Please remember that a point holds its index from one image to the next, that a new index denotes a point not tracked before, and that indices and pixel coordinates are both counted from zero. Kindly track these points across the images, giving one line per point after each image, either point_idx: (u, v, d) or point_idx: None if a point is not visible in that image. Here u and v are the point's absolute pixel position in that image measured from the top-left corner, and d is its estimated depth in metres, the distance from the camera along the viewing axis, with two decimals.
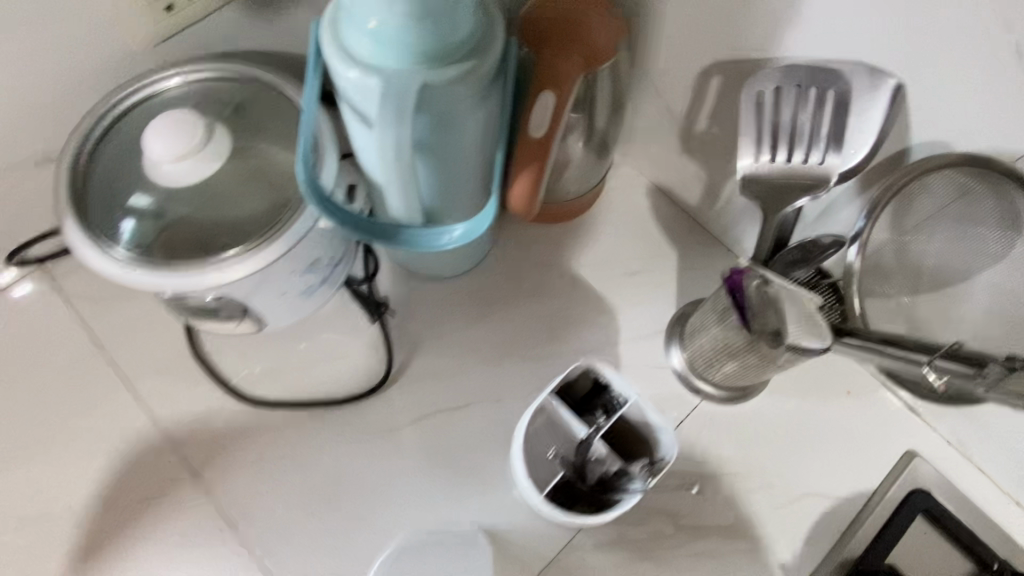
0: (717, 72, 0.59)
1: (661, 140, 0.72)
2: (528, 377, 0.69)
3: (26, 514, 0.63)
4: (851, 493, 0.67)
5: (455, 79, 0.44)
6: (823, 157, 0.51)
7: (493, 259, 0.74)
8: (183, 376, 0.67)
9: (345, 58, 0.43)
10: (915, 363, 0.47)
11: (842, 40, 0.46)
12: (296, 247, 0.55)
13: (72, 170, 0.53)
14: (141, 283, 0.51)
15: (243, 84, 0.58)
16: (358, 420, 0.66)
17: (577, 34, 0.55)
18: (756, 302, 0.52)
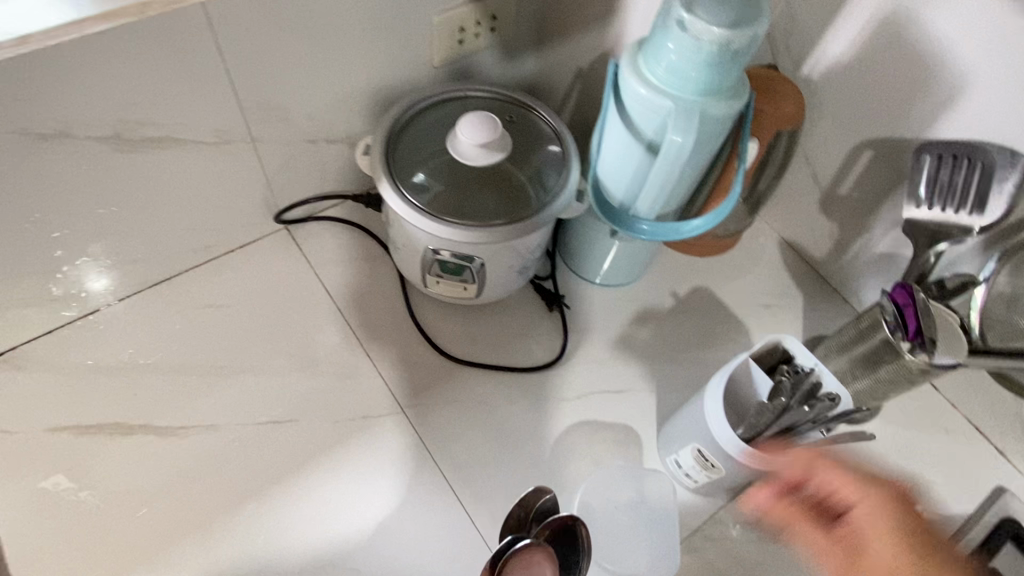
0: (870, 147, 0.76)
1: (800, 202, 0.88)
2: (679, 375, 0.82)
3: (251, 422, 0.73)
4: (950, 514, 0.77)
5: (724, 110, 0.59)
6: (969, 211, 0.66)
7: (649, 280, 0.88)
8: (398, 330, 0.80)
9: (643, 83, 0.60)
10: None
11: (994, 129, 0.64)
12: (539, 229, 0.71)
13: (385, 141, 0.71)
14: (431, 230, 0.67)
15: (506, 104, 0.78)
16: (537, 388, 0.78)
17: (773, 100, 0.72)
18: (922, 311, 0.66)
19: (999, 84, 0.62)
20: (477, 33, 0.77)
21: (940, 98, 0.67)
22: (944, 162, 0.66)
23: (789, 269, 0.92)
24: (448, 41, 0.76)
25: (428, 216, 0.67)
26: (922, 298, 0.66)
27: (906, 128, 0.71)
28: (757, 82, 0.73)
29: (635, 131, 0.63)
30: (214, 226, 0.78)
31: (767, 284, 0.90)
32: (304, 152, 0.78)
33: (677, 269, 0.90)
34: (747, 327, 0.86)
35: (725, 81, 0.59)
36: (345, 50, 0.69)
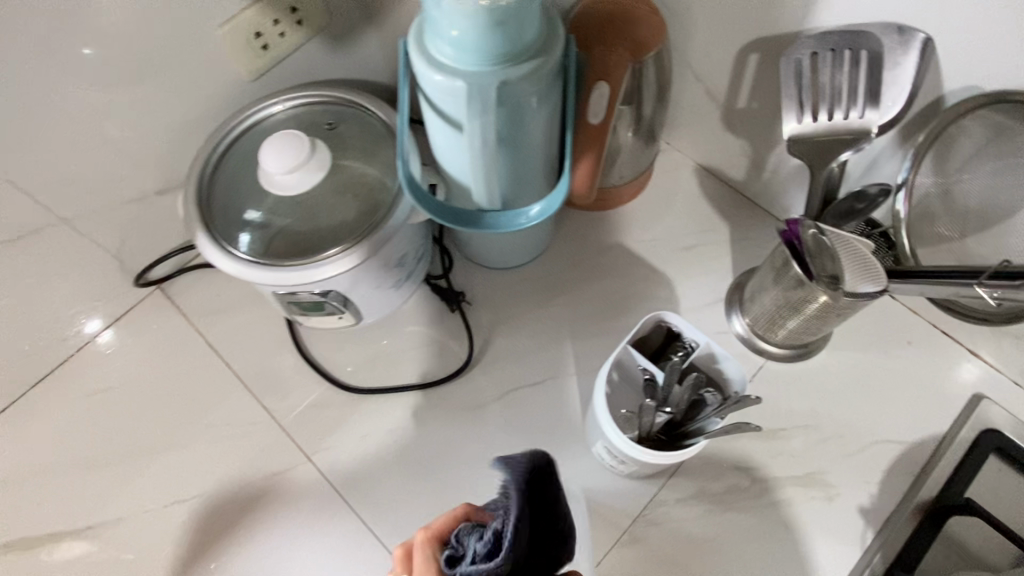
0: (754, 50, 0.65)
1: (704, 122, 0.77)
2: (599, 350, 0.75)
3: (157, 505, 0.70)
4: (923, 439, 0.69)
5: (525, 75, 0.50)
6: (861, 111, 0.54)
7: (554, 249, 0.80)
8: (291, 371, 0.75)
9: (429, 66, 0.51)
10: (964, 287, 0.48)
11: (873, 5, 0.52)
12: (390, 241, 0.64)
13: (197, 189, 0.63)
14: (264, 280, 0.61)
15: (332, 105, 0.68)
16: (447, 401, 0.72)
17: (623, 29, 0.61)
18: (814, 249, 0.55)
19: None
20: (280, 32, 0.67)
21: None
22: (823, 59, 0.55)
23: (711, 197, 0.82)
24: (247, 49, 0.66)
25: (263, 266, 0.61)
26: (812, 234, 0.55)
27: (781, 19, 0.59)
28: (602, 16, 0.62)
29: (443, 119, 0.54)
30: (74, 310, 0.74)
31: (687, 222, 0.81)
32: (139, 210, 0.72)
33: (584, 230, 0.81)
34: (670, 278, 0.78)
35: (518, 39, 0.49)
36: (128, 97, 0.62)
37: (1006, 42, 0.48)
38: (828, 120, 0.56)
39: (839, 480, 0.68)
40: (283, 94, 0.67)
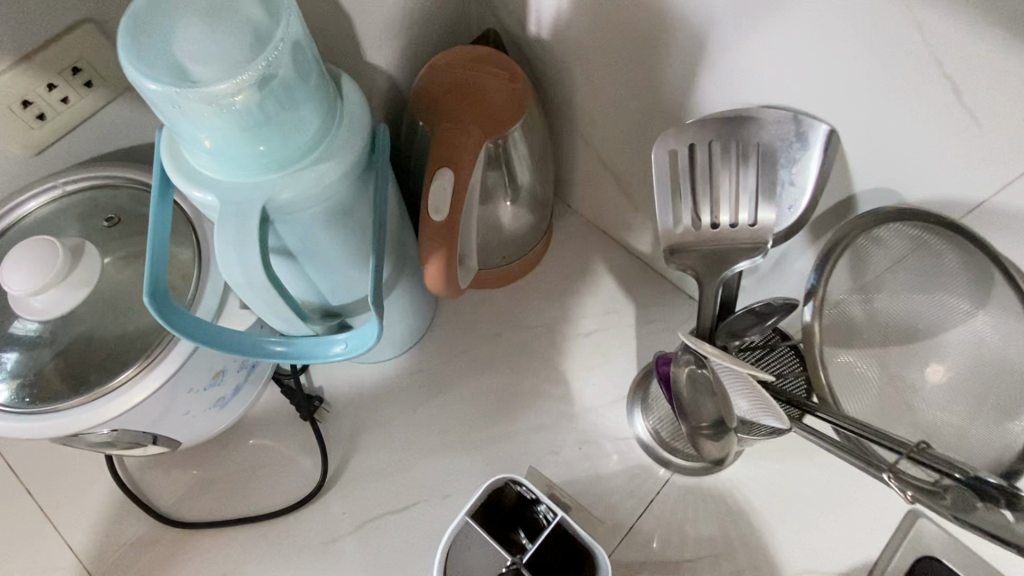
0: (641, 119, 0.54)
1: (601, 189, 0.66)
2: (480, 462, 0.63)
3: None
4: (853, 569, 0.59)
5: (309, 183, 0.38)
6: (753, 216, 0.45)
7: (433, 337, 0.68)
8: (106, 500, 0.62)
9: (182, 177, 0.38)
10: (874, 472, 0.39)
11: (762, 87, 0.41)
12: (191, 364, 0.51)
13: None
14: (24, 429, 0.48)
15: (116, 188, 0.55)
16: (294, 533, 0.60)
17: (475, 103, 0.51)
18: (688, 394, 0.46)
19: (745, 10, 0.39)
20: (62, 98, 0.52)
21: (688, 48, 0.44)
22: (706, 152, 0.45)
23: (615, 272, 0.71)
24: (17, 122, 0.51)
25: (25, 413, 0.49)
26: (689, 373, 0.46)
27: (667, 91, 0.49)
28: (451, 86, 0.51)
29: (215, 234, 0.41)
30: None
31: (586, 301, 0.70)
32: None
33: (469, 312, 0.70)
34: (566, 370, 0.67)
35: (296, 136, 0.37)
36: None
37: (920, 146, 0.37)
38: (717, 225, 0.46)
39: None
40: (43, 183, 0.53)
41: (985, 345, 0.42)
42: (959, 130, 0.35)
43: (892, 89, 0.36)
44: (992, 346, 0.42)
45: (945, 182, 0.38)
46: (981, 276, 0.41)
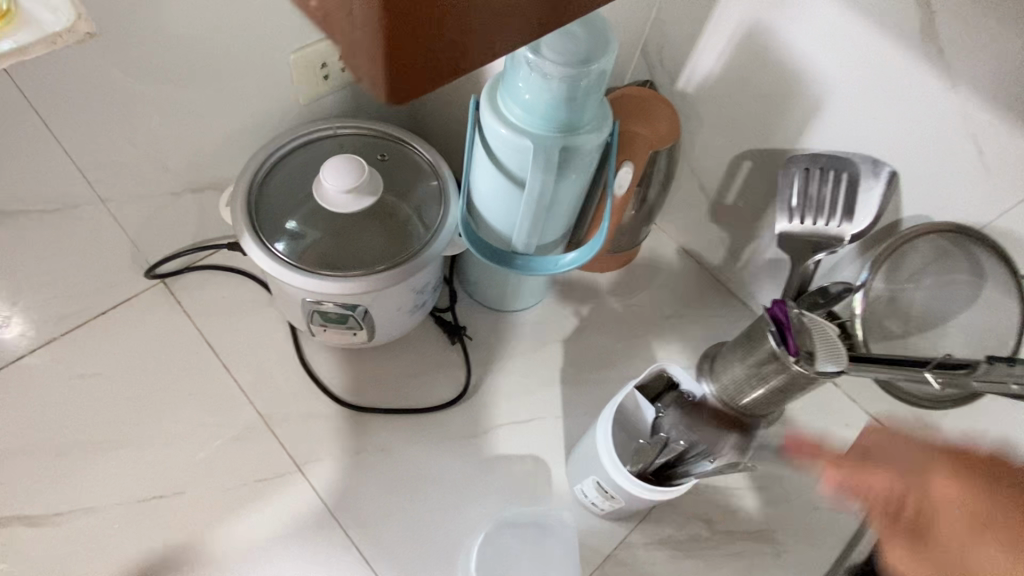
0: (748, 157, 0.76)
1: (693, 210, 0.87)
2: (585, 397, 0.81)
3: (131, 498, 0.69)
4: (855, 510, 0.78)
5: (583, 143, 0.59)
6: (839, 222, 0.68)
7: (550, 301, 0.87)
8: (290, 381, 0.77)
9: (500, 122, 0.58)
10: (916, 370, 0.59)
11: (856, 139, 0.65)
12: (421, 271, 0.68)
13: (248, 190, 0.67)
14: (297, 282, 0.64)
15: (376, 138, 0.74)
16: (441, 426, 0.77)
17: (649, 117, 0.70)
18: (795, 326, 0.65)
19: (856, 90, 0.62)
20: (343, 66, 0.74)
21: (806, 110, 0.67)
22: (813, 175, 0.68)
23: (690, 277, 0.91)
24: (312, 78, 0.73)
25: (299, 270, 0.64)
26: (796, 314, 0.66)
27: (778, 139, 0.72)
28: (630, 104, 0.70)
29: (500, 166, 0.61)
30: (82, 291, 0.74)
31: (669, 293, 0.89)
32: (170, 206, 0.74)
33: (578, 286, 0.89)
34: (649, 342, 0.86)
35: (581, 113, 0.57)
36: (190, 95, 0.65)
37: (954, 185, 0.61)
38: (812, 225, 0.69)
39: (784, 539, 0.76)
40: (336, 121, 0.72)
41: (974, 327, 0.65)
42: (978, 174, 0.59)
43: (942, 149, 0.60)
44: (978, 327, 0.65)
45: (967, 208, 0.61)
46: (980, 272, 0.63)
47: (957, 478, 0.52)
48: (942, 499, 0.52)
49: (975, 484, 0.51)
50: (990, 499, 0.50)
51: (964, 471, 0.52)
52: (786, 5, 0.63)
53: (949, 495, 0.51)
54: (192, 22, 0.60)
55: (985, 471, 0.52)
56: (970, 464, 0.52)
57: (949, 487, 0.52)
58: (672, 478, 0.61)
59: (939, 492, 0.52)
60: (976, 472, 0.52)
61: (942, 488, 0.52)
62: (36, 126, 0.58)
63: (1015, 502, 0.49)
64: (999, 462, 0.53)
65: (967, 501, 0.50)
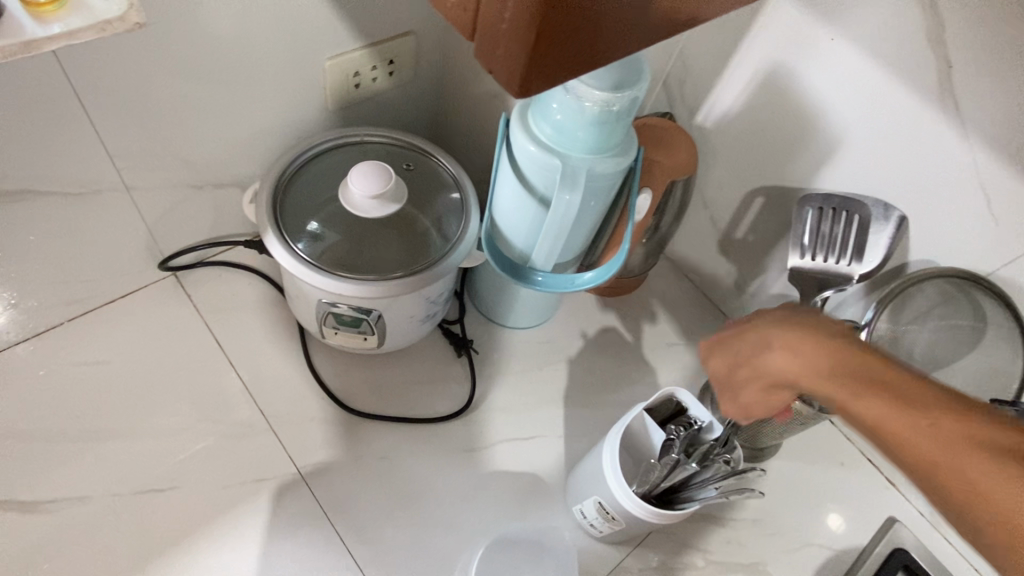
0: (760, 194, 0.78)
1: (701, 242, 0.88)
2: (586, 418, 0.81)
3: (126, 490, 0.68)
4: (847, 549, 0.79)
5: (610, 166, 0.60)
6: (848, 261, 0.69)
7: (556, 321, 0.88)
8: (294, 383, 0.77)
9: (531, 140, 0.60)
10: None
11: (867, 183, 0.67)
12: (437, 281, 0.69)
13: (274, 188, 0.68)
14: (316, 281, 0.65)
15: (401, 149, 0.76)
16: (443, 438, 0.76)
17: (670, 148, 0.71)
18: None
19: (871, 136, 0.65)
20: (374, 77, 0.76)
21: (820, 152, 0.69)
22: (826, 214, 0.69)
23: (693, 307, 0.92)
24: (343, 85, 0.75)
25: (318, 269, 0.65)
26: None
27: (791, 179, 0.74)
28: (651, 133, 0.72)
29: (526, 183, 0.63)
30: (93, 278, 0.74)
31: (673, 322, 0.90)
32: (190, 200, 0.75)
33: (584, 308, 0.90)
34: (651, 368, 0.86)
35: (609, 137, 0.59)
36: (225, 93, 0.66)
37: (961, 233, 0.63)
38: (823, 263, 0.70)
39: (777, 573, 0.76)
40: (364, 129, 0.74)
41: (974, 371, 0.67)
42: (985, 223, 0.61)
43: (952, 198, 0.62)
44: (978, 371, 0.67)
45: (970, 258, 0.64)
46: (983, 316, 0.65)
47: (738, 328, 0.55)
48: (727, 342, 0.55)
49: (773, 326, 0.51)
50: (802, 352, 0.49)
51: (765, 321, 0.53)
52: (807, 51, 0.65)
53: (756, 333, 0.52)
54: (232, 22, 0.61)
55: (788, 316, 0.52)
56: (800, 321, 0.51)
57: (732, 335, 0.55)
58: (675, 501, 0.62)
59: (748, 340, 0.53)
60: (775, 314, 0.53)
61: (733, 336, 0.54)
62: (74, 109, 0.59)
63: (820, 356, 0.48)
64: (833, 326, 0.50)
65: (781, 358, 0.50)
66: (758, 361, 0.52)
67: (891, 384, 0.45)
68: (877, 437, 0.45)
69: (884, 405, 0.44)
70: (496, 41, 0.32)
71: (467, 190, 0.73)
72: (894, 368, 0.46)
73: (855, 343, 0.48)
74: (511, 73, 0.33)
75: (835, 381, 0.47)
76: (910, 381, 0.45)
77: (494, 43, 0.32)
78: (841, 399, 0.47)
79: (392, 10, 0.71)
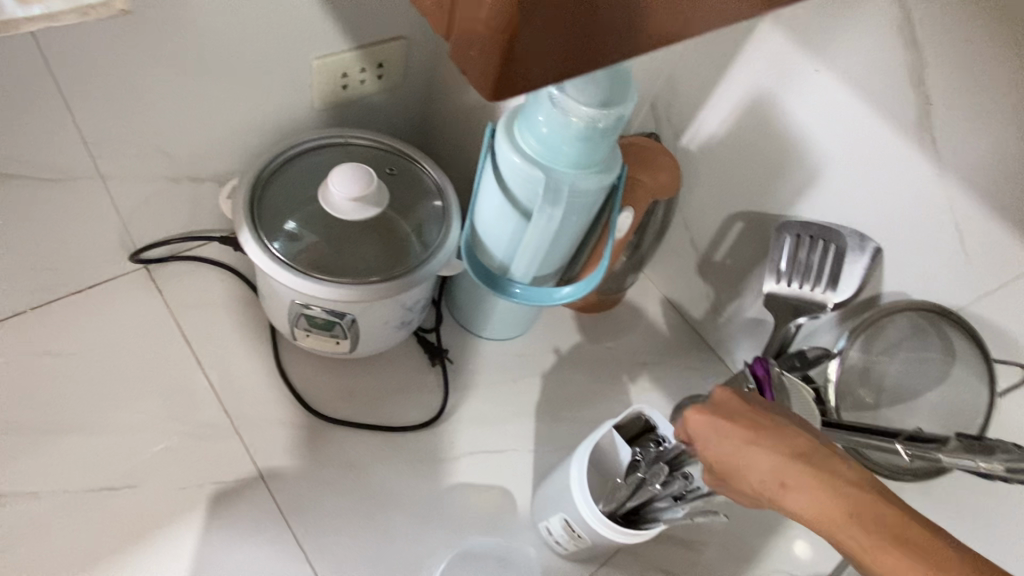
0: (740, 219, 0.78)
1: (680, 263, 0.89)
2: (557, 433, 0.80)
3: (79, 487, 0.65)
4: None
5: (593, 183, 0.60)
6: (823, 289, 0.70)
7: (532, 334, 0.87)
8: (262, 384, 0.75)
9: (516, 151, 0.60)
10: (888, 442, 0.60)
11: (844, 213, 0.68)
12: (414, 288, 0.68)
13: (253, 185, 0.67)
14: (290, 282, 0.64)
15: (384, 153, 0.75)
16: (411, 447, 0.75)
17: (653, 168, 0.71)
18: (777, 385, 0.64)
19: (851, 167, 0.66)
20: (362, 79, 0.76)
21: (800, 180, 0.70)
22: (803, 242, 0.70)
23: (670, 328, 0.92)
24: (329, 86, 0.74)
25: (293, 270, 0.64)
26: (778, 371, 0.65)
27: (771, 205, 0.74)
28: (635, 152, 0.72)
29: (508, 193, 0.63)
30: (59, 266, 0.72)
31: (649, 341, 0.90)
32: (165, 192, 0.73)
33: (561, 323, 0.89)
34: (625, 386, 0.86)
35: (594, 154, 0.60)
36: (208, 86, 0.65)
37: (933, 267, 0.65)
38: (798, 289, 0.71)
39: None
40: (349, 131, 0.73)
41: (941, 405, 0.68)
42: (957, 258, 0.62)
43: (924, 232, 0.63)
44: (944, 405, 0.68)
45: (946, 291, 0.65)
46: (952, 352, 0.65)
47: (714, 428, 0.49)
48: (702, 439, 0.50)
49: (757, 454, 0.48)
50: (786, 490, 0.47)
51: (750, 442, 0.48)
52: (791, 81, 0.66)
53: (733, 443, 0.48)
54: (219, 14, 0.60)
55: (767, 441, 0.48)
56: (788, 448, 0.47)
57: (710, 428, 0.49)
58: (642, 520, 0.62)
59: (723, 450, 0.49)
60: (760, 431, 0.48)
61: (711, 442, 0.49)
62: (50, 94, 0.57)
63: (815, 501, 0.46)
64: (818, 453, 0.47)
65: (766, 484, 0.47)
66: (736, 478, 0.49)
67: (871, 533, 0.44)
68: (845, 554, 0.46)
69: (863, 544, 0.44)
70: (469, 40, 0.31)
71: (450, 199, 0.72)
72: (884, 509, 0.45)
73: (844, 480, 0.46)
74: (484, 75, 0.32)
75: (824, 520, 0.46)
76: (894, 533, 0.44)
77: (469, 43, 0.32)
78: (826, 533, 0.46)
79: (382, 13, 0.70)
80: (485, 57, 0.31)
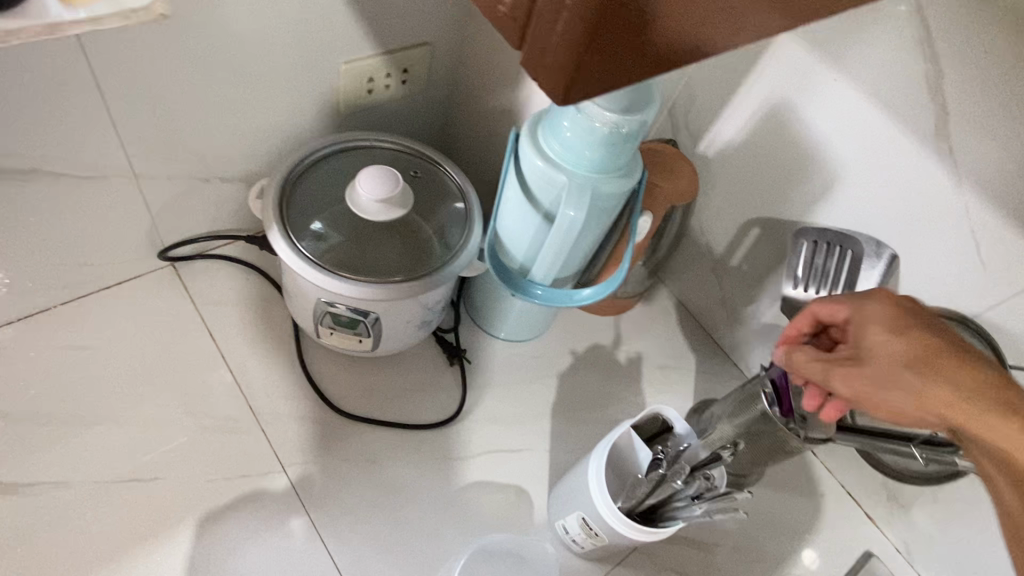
0: (756, 225, 0.79)
1: (696, 268, 0.90)
2: (572, 434, 0.82)
3: (107, 478, 0.67)
4: None
5: (615, 186, 0.62)
6: (840, 295, 0.70)
7: (548, 336, 0.88)
8: (285, 381, 0.77)
9: (540, 154, 0.62)
10: None
11: (860, 220, 0.69)
12: (436, 288, 0.69)
13: (282, 186, 0.69)
14: (317, 279, 0.65)
15: (408, 156, 0.77)
16: (430, 444, 0.77)
17: (672, 173, 0.73)
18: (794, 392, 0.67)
19: (868, 174, 0.67)
20: (387, 84, 0.78)
21: (817, 186, 0.71)
22: (819, 248, 0.71)
23: (685, 331, 0.93)
24: (356, 91, 0.76)
25: (320, 268, 0.65)
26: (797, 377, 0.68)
27: (788, 211, 0.75)
28: (654, 157, 0.73)
29: (531, 196, 0.64)
30: (91, 263, 0.74)
31: (664, 344, 0.91)
32: (194, 192, 0.75)
33: (578, 325, 0.90)
34: (640, 388, 0.87)
35: (617, 158, 0.61)
36: (240, 90, 0.67)
37: (948, 274, 0.66)
38: (814, 294, 0.71)
39: None
40: (374, 134, 0.75)
41: None
42: (973, 266, 0.63)
43: (939, 239, 0.64)
44: None
45: (962, 297, 0.66)
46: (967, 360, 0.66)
47: (895, 332, 0.49)
48: (877, 339, 0.50)
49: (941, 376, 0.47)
50: (941, 410, 0.47)
51: (931, 359, 0.47)
52: (810, 90, 0.68)
53: (895, 356, 0.48)
54: (253, 20, 0.62)
55: (947, 365, 0.47)
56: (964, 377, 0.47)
57: (889, 334, 0.49)
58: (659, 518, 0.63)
59: (904, 355, 0.48)
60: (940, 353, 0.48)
61: (889, 345, 0.49)
62: (90, 95, 0.59)
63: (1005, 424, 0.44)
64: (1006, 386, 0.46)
65: (934, 400, 0.47)
66: (887, 389, 0.49)
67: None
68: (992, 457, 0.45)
69: None
70: (541, 50, 0.32)
71: (472, 202, 0.74)
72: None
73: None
74: (554, 81, 0.33)
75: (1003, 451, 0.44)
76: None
77: (542, 52, 0.32)
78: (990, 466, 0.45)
79: (409, 20, 0.72)
80: (559, 64, 0.32)
